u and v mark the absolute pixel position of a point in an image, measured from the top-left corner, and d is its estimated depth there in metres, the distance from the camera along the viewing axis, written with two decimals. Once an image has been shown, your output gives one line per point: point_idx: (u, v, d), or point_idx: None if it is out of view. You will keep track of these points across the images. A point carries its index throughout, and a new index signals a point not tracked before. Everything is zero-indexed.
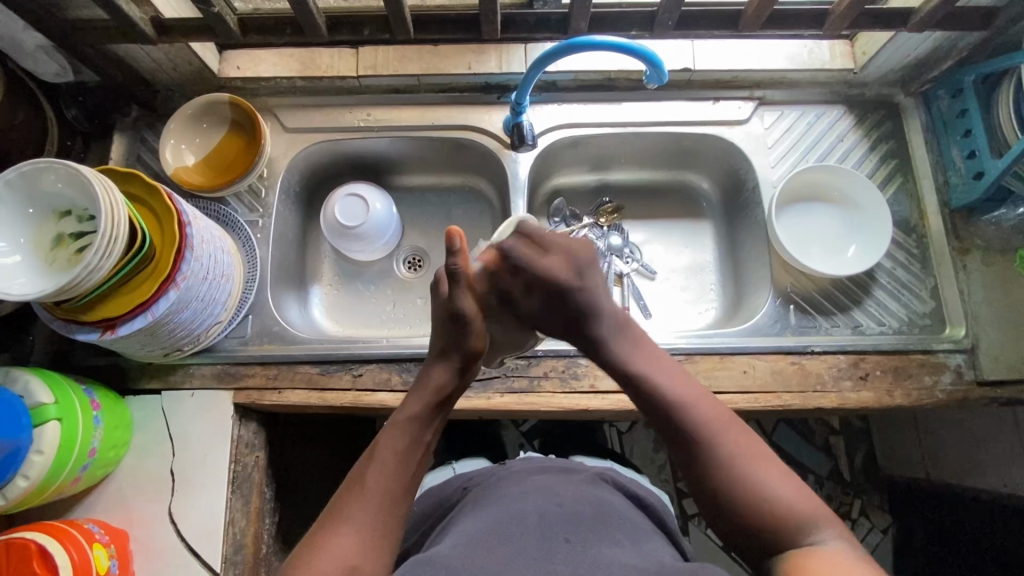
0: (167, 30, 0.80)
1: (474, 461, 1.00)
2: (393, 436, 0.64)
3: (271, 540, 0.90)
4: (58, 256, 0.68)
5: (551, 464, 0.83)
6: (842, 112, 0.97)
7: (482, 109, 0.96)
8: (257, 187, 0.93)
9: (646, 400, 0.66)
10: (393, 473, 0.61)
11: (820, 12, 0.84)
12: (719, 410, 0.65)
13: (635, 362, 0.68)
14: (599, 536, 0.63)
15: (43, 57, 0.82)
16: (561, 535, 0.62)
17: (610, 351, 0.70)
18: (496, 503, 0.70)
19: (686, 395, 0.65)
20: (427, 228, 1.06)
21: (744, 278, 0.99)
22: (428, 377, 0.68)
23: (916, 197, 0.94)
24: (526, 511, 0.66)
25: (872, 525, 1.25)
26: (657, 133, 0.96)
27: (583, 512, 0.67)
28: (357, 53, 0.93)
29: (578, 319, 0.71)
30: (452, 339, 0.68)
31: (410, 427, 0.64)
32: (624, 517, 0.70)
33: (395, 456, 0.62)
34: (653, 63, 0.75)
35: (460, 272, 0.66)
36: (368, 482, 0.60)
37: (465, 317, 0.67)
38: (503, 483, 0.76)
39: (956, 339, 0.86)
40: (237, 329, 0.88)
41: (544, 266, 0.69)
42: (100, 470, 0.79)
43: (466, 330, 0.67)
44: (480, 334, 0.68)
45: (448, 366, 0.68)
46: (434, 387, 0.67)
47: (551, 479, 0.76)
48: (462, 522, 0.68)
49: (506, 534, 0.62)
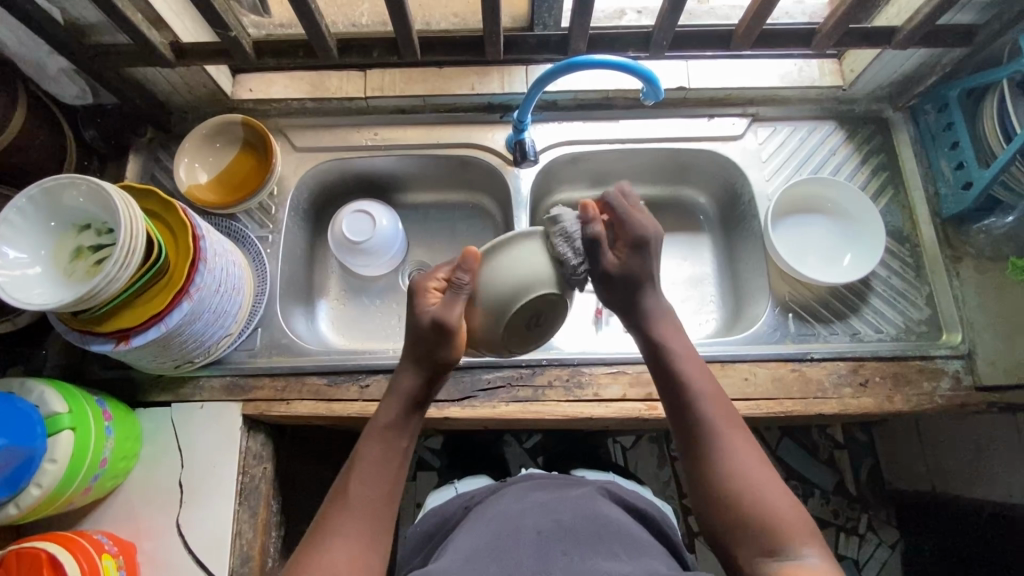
0: (185, 54, 0.84)
1: (476, 480, 1.00)
2: (368, 448, 0.66)
3: (277, 554, 0.90)
4: (77, 268, 0.70)
5: (552, 480, 0.84)
6: (832, 127, 1.00)
7: (486, 127, 1.00)
8: (268, 204, 0.96)
9: (674, 392, 0.68)
10: (377, 480, 0.64)
11: (808, 32, 0.88)
12: (733, 418, 0.67)
13: (675, 347, 0.70)
14: (596, 548, 0.65)
15: (65, 81, 0.86)
16: (558, 551, 0.64)
17: (656, 330, 0.71)
18: (493, 521, 0.71)
19: (709, 396, 0.67)
20: (431, 244, 1.09)
21: (743, 289, 1.01)
22: (399, 388, 0.69)
23: (908, 207, 0.96)
24: (524, 528, 0.68)
25: (880, 540, 1.24)
26: (655, 148, 0.99)
27: (583, 524, 0.69)
28: (366, 76, 0.98)
29: (642, 285, 0.71)
30: (428, 350, 0.67)
31: (385, 436, 0.66)
32: (622, 527, 0.71)
33: (374, 467, 0.64)
34: (649, 80, 0.78)
35: (463, 288, 0.65)
36: (351, 492, 0.63)
37: (446, 331, 0.65)
38: (502, 500, 0.78)
39: (953, 345, 0.88)
40: (246, 341, 0.90)
41: (637, 216, 0.71)
42: (109, 482, 0.80)
43: (450, 343, 0.66)
44: (458, 346, 0.67)
45: (418, 374, 0.68)
46: (405, 397, 0.68)
47: (549, 494, 0.77)
48: (463, 536, 0.70)
49: (506, 551, 0.64)
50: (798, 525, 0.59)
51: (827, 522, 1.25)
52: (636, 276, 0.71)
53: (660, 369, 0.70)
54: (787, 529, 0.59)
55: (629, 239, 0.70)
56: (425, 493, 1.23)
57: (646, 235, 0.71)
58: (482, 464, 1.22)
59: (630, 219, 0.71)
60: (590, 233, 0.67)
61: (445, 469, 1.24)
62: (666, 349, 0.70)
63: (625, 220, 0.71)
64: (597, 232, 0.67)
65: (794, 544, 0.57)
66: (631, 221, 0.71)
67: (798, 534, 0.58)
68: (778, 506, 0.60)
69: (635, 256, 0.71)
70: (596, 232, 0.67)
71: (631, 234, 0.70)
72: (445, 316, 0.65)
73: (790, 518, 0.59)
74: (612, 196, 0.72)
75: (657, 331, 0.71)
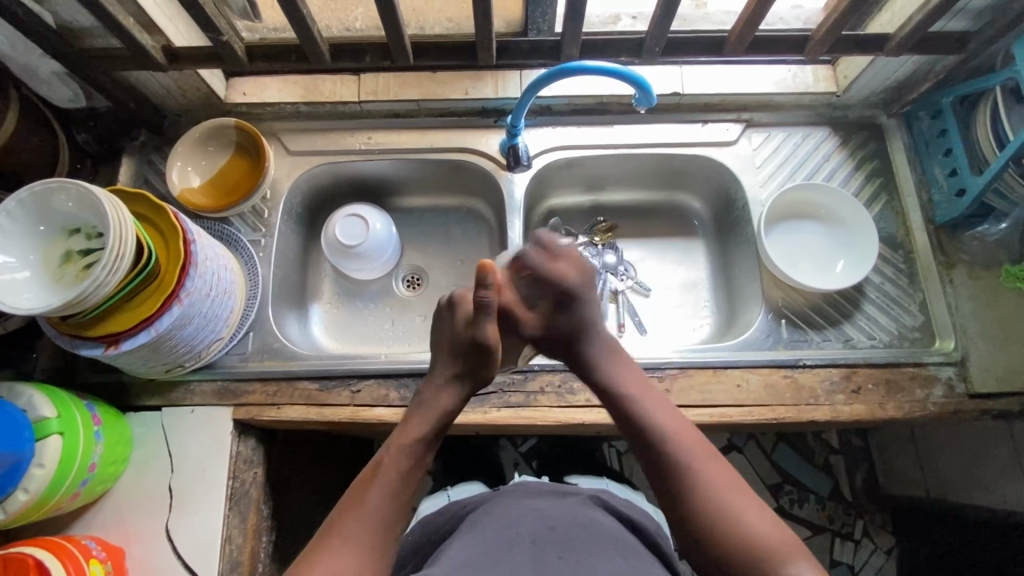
0: (177, 58, 0.84)
1: (468, 487, 1.00)
2: (397, 456, 0.65)
3: (267, 559, 0.90)
4: (66, 273, 0.70)
5: (542, 489, 0.84)
6: (826, 133, 1.00)
7: (480, 131, 0.99)
8: (260, 208, 0.96)
9: (634, 430, 0.68)
10: (397, 492, 0.63)
11: (801, 39, 0.88)
12: (702, 443, 0.67)
13: (625, 387, 0.71)
14: (590, 555, 0.64)
15: (57, 83, 0.85)
16: (554, 553, 0.64)
17: (597, 369, 0.73)
18: (486, 527, 0.71)
19: (670, 425, 0.67)
20: (426, 247, 1.09)
21: (737, 295, 1.01)
22: (436, 402, 0.69)
23: (902, 213, 0.96)
24: (518, 535, 0.68)
25: (876, 546, 1.24)
26: (649, 154, 0.99)
27: (576, 534, 0.68)
28: (360, 80, 0.97)
29: (577, 335, 0.73)
30: (470, 366, 0.70)
31: (414, 449, 0.66)
32: (616, 537, 0.70)
33: (397, 478, 0.63)
34: (641, 86, 0.78)
35: (489, 305, 0.67)
36: (371, 501, 0.61)
37: (485, 348, 0.68)
38: (494, 508, 0.77)
39: (946, 352, 0.88)
40: (238, 346, 0.90)
41: (550, 270, 0.72)
42: (99, 487, 0.80)
43: (488, 358, 0.69)
44: (495, 365, 0.70)
45: (457, 392, 0.70)
46: (442, 413, 0.69)
47: (542, 501, 0.77)
48: (456, 543, 0.69)
49: (500, 557, 0.64)
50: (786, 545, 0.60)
51: (822, 528, 1.25)
52: (567, 331, 0.73)
53: (621, 412, 0.70)
54: (772, 550, 0.59)
55: (550, 299, 0.73)
56: (420, 497, 1.23)
57: (567, 290, 0.72)
58: (477, 467, 1.22)
59: (544, 275, 0.72)
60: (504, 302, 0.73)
61: (439, 474, 1.24)
62: (617, 387, 0.71)
63: (542, 277, 0.72)
64: (506, 302, 0.72)
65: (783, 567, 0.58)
66: (547, 278, 0.72)
67: (786, 555, 0.59)
68: (761, 529, 0.61)
69: (561, 311, 0.73)
70: (507, 300, 0.72)
71: (551, 290, 0.72)
72: (482, 336, 0.68)
73: (777, 539, 0.60)
74: (526, 253, 0.74)
75: (597, 369, 0.73)
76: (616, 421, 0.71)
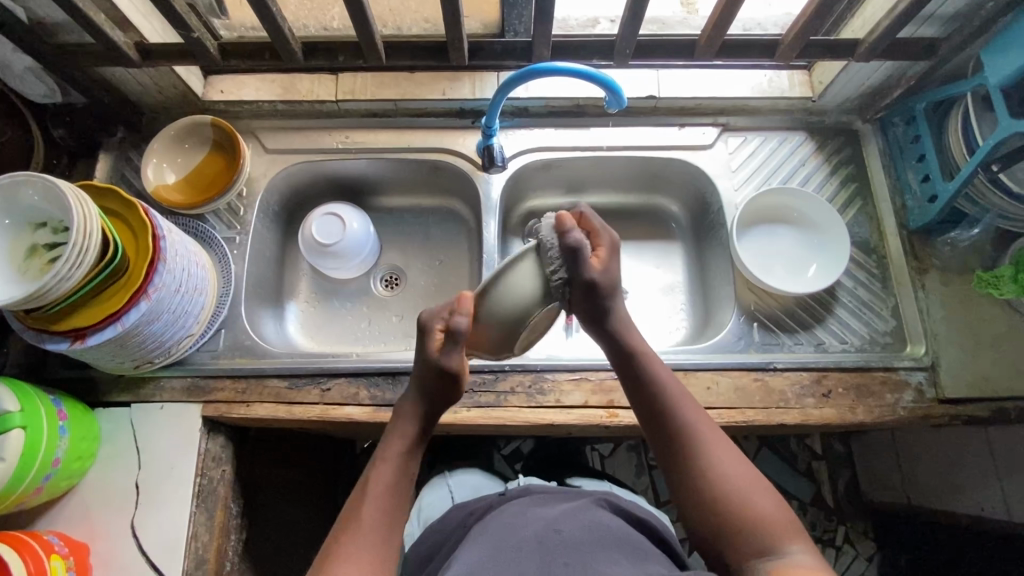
0: (151, 54, 0.84)
1: (467, 475, 1.01)
2: (383, 471, 0.66)
3: (234, 557, 0.89)
4: (31, 265, 0.70)
5: (551, 494, 0.83)
6: (803, 138, 1.00)
7: (457, 132, 1.00)
8: (236, 206, 0.96)
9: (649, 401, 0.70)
10: (388, 506, 0.64)
11: (772, 43, 0.88)
12: (706, 418, 0.69)
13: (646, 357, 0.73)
14: (599, 556, 0.64)
15: (32, 78, 0.87)
16: (559, 559, 0.63)
17: (624, 338, 0.73)
18: (490, 534, 0.70)
19: (680, 399, 0.69)
20: (405, 247, 1.09)
21: (712, 299, 1.01)
22: (409, 419, 0.69)
23: (876, 219, 0.96)
24: (525, 539, 0.68)
25: (857, 553, 1.24)
26: (626, 157, 1.00)
27: (581, 536, 0.68)
28: (337, 79, 0.98)
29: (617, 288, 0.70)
30: (436, 390, 0.69)
31: (397, 461, 0.67)
32: (623, 539, 0.70)
33: (386, 493, 0.64)
34: (612, 89, 0.78)
35: (462, 336, 0.65)
36: (364, 517, 0.62)
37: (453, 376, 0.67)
38: (501, 515, 0.76)
39: (917, 357, 0.88)
40: (209, 342, 0.90)
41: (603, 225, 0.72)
42: (64, 482, 0.79)
43: (455, 384, 0.69)
44: (463, 387, 0.70)
45: (426, 410, 0.70)
46: (416, 428, 0.69)
47: (549, 508, 0.76)
48: (462, 550, 0.68)
49: (505, 562, 0.64)
50: (790, 525, 0.61)
51: None
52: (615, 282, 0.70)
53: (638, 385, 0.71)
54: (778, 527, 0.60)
55: (602, 246, 0.70)
56: None
57: (617, 239, 0.71)
58: None
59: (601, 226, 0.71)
60: (571, 242, 0.64)
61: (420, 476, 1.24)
62: (638, 358, 0.72)
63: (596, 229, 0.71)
64: (577, 242, 0.64)
65: (783, 541, 0.59)
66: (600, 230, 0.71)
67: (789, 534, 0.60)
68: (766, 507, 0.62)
69: (612, 261, 0.70)
70: (577, 240, 0.64)
71: (605, 239, 0.70)
72: (449, 363, 0.67)
73: (782, 518, 0.61)
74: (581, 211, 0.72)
75: (624, 338, 0.72)
76: (631, 395, 0.72)
